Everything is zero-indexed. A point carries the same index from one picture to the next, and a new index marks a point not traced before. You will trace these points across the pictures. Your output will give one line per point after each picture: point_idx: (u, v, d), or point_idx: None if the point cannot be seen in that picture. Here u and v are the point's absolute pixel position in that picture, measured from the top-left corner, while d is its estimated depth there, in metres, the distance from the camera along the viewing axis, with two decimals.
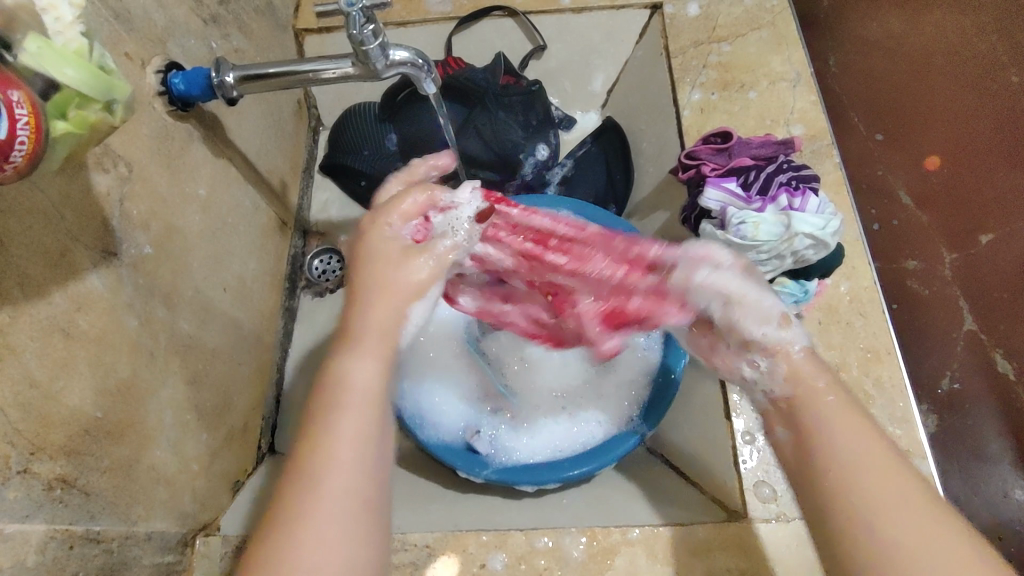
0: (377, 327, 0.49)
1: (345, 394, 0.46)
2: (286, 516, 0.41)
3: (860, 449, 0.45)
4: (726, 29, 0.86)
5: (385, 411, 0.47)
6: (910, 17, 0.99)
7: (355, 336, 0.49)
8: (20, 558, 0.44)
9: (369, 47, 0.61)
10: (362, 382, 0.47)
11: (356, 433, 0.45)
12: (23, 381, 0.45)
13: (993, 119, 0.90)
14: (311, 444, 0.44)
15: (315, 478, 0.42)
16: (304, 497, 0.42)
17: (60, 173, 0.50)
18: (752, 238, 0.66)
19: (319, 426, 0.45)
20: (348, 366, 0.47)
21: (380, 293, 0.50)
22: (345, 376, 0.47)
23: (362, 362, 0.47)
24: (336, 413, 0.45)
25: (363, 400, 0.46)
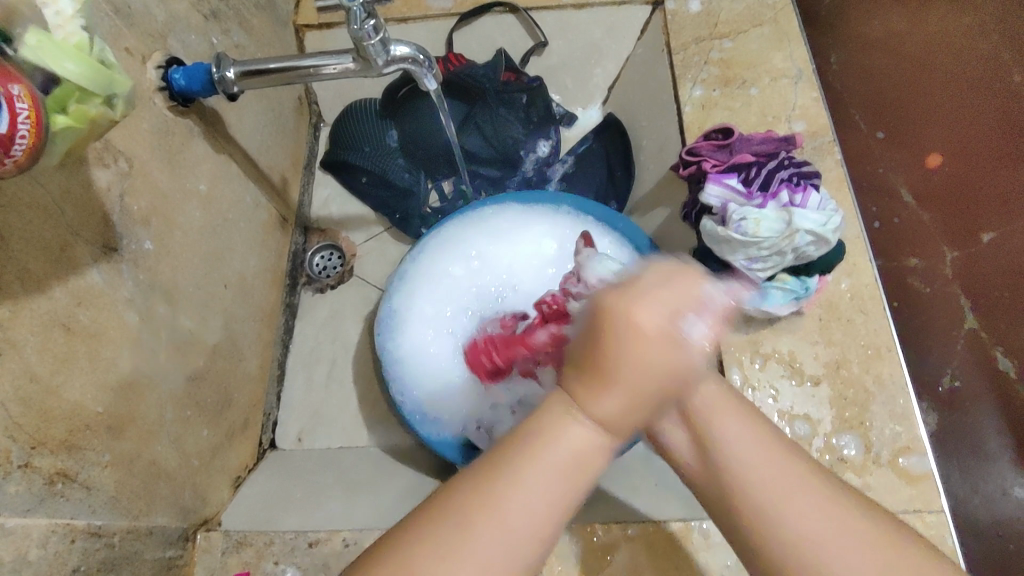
0: (614, 411, 0.37)
1: (548, 457, 0.38)
2: (439, 540, 0.37)
3: (760, 456, 0.41)
4: (728, 26, 0.85)
5: (587, 484, 0.39)
6: (912, 15, 0.97)
7: (605, 378, 0.37)
8: (21, 552, 0.44)
9: (370, 43, 0.61)
10: (574, 444, 0.38)
11: (558, 486, 0.38)
12: (23, 376, 0.45)
13: (993, 113, 0.89)
14: (503, 478, 0.38)
15: (501, 521, 0.37)
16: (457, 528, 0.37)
17: (60, 168, 0.50)
18: (753, 234, 0.66)
19: (511, 464, 0.38)
20: (568, 425, 0.38)
21: (636, 365, 0.36)
22: (565, 428, 0.38)
23: (582, 428, 0.38)
24: (533, 464, 0.38)
25: (569, 462, 0.38)
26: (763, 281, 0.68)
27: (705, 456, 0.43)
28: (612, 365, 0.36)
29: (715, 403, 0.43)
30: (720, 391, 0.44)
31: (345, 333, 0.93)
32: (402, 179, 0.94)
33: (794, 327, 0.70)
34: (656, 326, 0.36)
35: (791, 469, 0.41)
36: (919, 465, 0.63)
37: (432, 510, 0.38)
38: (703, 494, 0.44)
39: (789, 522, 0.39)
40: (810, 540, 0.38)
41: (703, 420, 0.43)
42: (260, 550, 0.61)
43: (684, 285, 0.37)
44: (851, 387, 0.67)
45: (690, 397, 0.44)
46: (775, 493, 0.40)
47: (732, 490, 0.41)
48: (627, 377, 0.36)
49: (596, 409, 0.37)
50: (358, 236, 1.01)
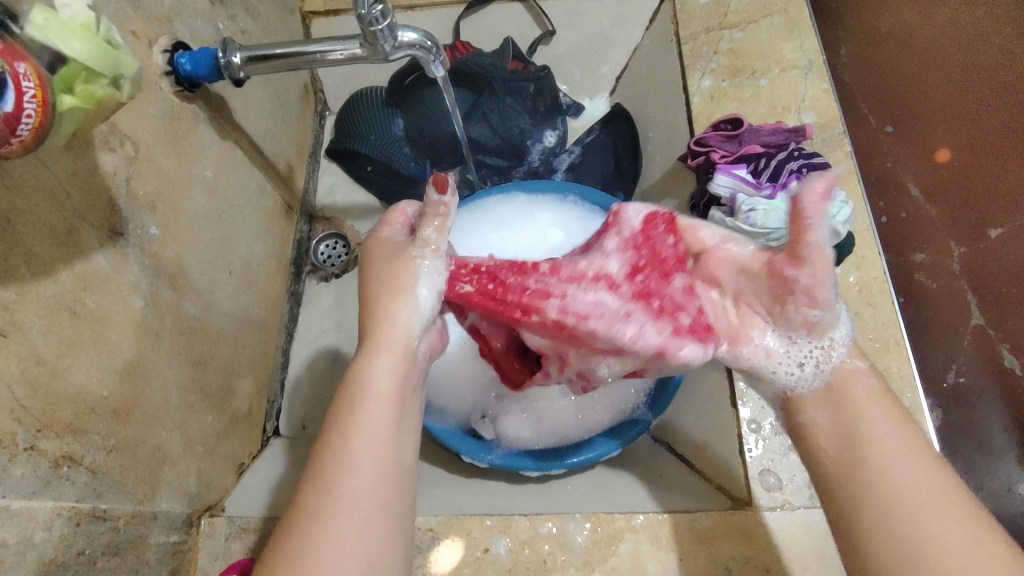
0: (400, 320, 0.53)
1: (371, 404, 0.49)
2: (301, 529, 0.43)
3: (905, 447, 0.47)
4: (738, 16, 0.84)
5: (402, 409, 0.50)
6: (924, 7, 0.98)
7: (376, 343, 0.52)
8: (27, 534, 0.44)
9: (377, 28, 0.60)
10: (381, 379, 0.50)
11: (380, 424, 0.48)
12: (29, 358, 0.45)
13: (1000, 108, 0.91)
14: (337, 442, 0.47)
15: (337, 484, 0.45)
16: (326, 495, 0.44)
17: (67, 151, 0.50)
18: (761, 225, 0.66)
19: (342, 425, 0.48)
20: (368, 368, 0.50)
21: (381, 303, 0.53)
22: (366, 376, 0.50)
23: (381, 358, 0.51)
24: (360, 410, 0.48)
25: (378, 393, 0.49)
26: None
27: (843, 434, 0.50)
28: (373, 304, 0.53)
29: (861, 400, 0.51)
30: (862, 390, 0.52)
31: (349, 321, 0.93)
32: (409, 168, 0.93)
33: None
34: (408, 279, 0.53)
35: (922, 459, 0.47)
36: None
37: (295, 519, 0.44)
38: (824, 466, 0.50)
39: (909, 490, 0.45)
40: (930, 511, 0.44)
41: (846, 403, 0.51)
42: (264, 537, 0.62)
43: (398, 265, 0.54)
44: None
45: (845, 385, 0.52)
46: (910, 472, 0.46)
47: (865, 464, 0.48)
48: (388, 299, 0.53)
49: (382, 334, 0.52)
50: (363, 225, 1.01)
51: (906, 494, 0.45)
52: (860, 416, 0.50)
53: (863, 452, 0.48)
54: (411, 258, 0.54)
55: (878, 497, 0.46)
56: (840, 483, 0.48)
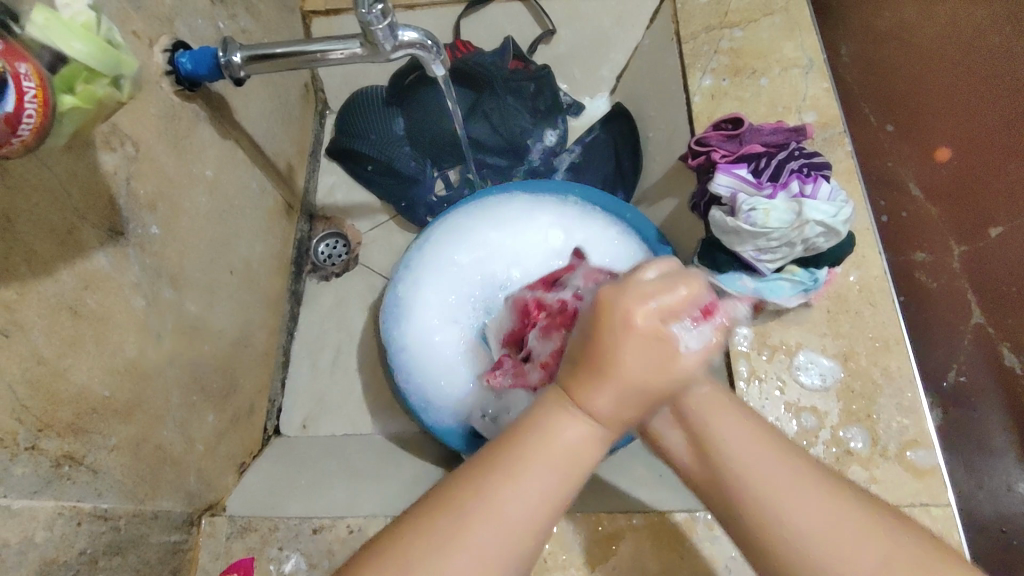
0: (590, 350, 0.44)
1: (546, 450, 0.38)
2: (428, 556, 0.35)
3: (752, 442, 0.42)
4: (738, 15, 0.84)
5: (582, 474, 0.39)
6: (924, 6, 0.96)
7: (564, 349, 0.45)
8: (29, 534, 0.44)
9: (377, 28, 0.60)
10: (572, 439, 0.38)
11: (552, 485, 0.38)
12: (31, 358, 0.45)
13: (994, 110, 0.87)
14: (495, 476, 0.37)
15: (492, 520, 0.36)
16: (472, 523, 0.36)
17: (68, 151, 0.50)
18: (763, 225, 0.65)
19: (522, 420, 0.40)
20: (566, 423, 0.38)
21: (623, 359, 0.37)
22: (560, 423, 0.38)
23: (567, 421, 0.38)
24: (529, 455, 0.38)
25: (561, 452, 0.38)
26: (771, 272, 0.69)
27: (696, 446, 0.43)
28: (600, 348, 0.37)
29: (707, 402, 0.43)
30: (717, 389, 0.44)
31: (349, 321, 0.93)
32: (409, 167, 0.93)
33: (801, 319, 0.70)
34: (589, 302, 0.48)
35: (776, 451, 0.41)
36: (926, 458, 0.63)
37: (421, 536, 0.36)
38: (698, 487, 0.43)
39: (767, 496, 0.39)
40: (791, 515, 0.39)
41: (694, 413, 0.43)
42: (266, 536, 0.62)
43: (631, 338, 0.37)
44: (858, 380, 0.66)
45: (695, 403, 0.43)
46: (767, 479, 0.40)
47: (725, 481, 0.41)
48: (627, 350, 0.37)
49: (569, 353, 0.44)
50: (364, 224, 1.01)
51: (769, 507, 0.39)
52: (707, 422, 0.43)
53: (716, 464, 0.42)
54: (677, 324, 0.38)
55: (754, 518, 0.40)
56: (715, 508, 0.42)
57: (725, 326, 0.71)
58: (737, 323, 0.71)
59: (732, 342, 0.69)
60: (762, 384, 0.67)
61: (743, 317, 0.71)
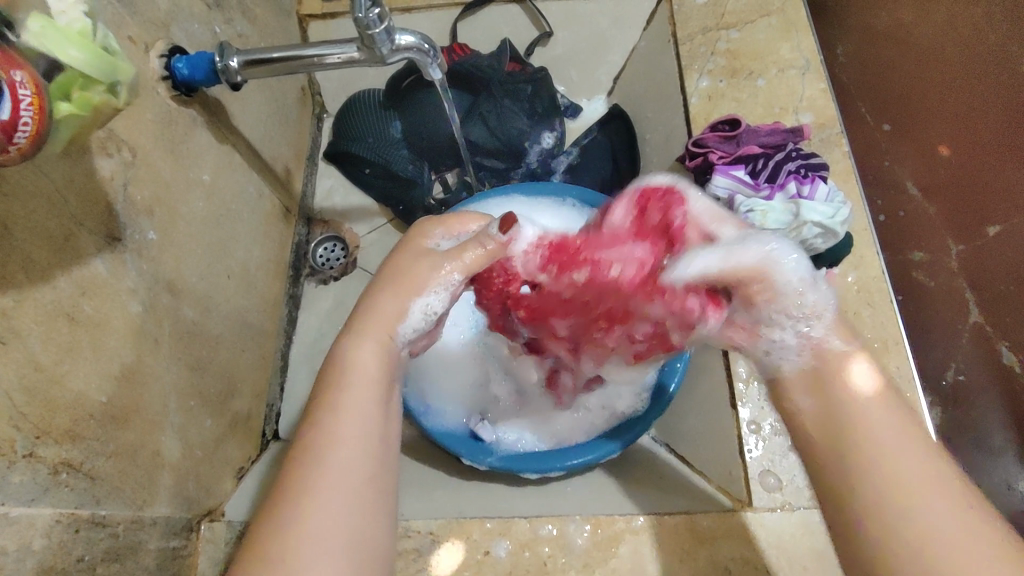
0: (393, 308, 0.50)
1: (350, 374, 0.46)
2: (282, 519, 0.39)
3: (894, 418, 0.44)
4: (735, 16, 0.84)
5: (389, 389, 0.47)
6: (919, 9, 0.97)
7: (366, 324, 0.49)
8: (27, 541, 0.44)
9: (374, 31, 0.60)
10: (368, 356, 0.47)
11: (362, 405, 0.44)
12: (27, 365, 0.45)
13: (999, 106, 0.88)
14: (312, 423, 0.43)
15: (321, 462, 0.41)
16: (307, 472, 0.41)
17: (64, 157, 0.50)
18: (761, 225, 0.67)
19: (323, 406, 0.44)
20: (352, 348, 0.47)
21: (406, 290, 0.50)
22: (352, 352, 0.47)
23: (367, 341, 0.47)
24: (342, 389, 0.45)
25: (362, 371, 0.46)
26: None
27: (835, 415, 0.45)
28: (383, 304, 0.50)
29: (846, 377, 0.47)
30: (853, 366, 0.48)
31: (347, 324, 0.93)
32: (407, 171, 0.93)
33: None
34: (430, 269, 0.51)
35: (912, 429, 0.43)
36: None
37: (268, 517, 0.40)
38: (816, 441, 0.45)
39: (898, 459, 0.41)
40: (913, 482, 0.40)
41: (831, 381, 0.47)
42: None
43: (418, 265, 0.51)
44: None
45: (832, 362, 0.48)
46: (906, 449, 0.42)
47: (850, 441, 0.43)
48: (398, 295, 0.50)
49: (373, 326, 0.48)
50: (361, 227, 1.00)
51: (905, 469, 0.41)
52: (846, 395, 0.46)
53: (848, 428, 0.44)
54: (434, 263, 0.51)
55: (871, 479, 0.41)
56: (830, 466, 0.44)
57: None
58: None
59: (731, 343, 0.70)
60: (760, 385, 0.68)
61: None
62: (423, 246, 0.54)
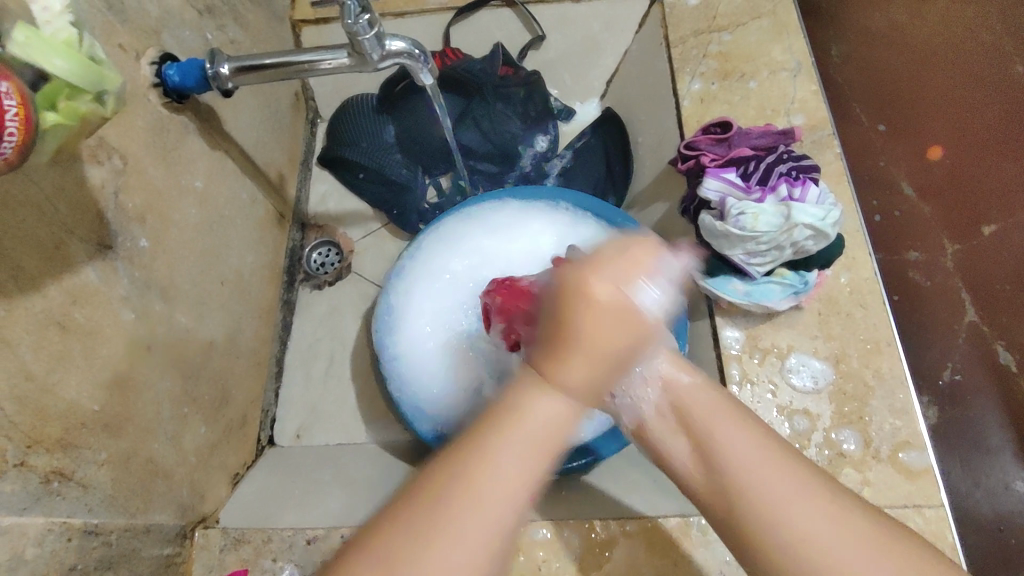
0: (582, 378, 0.40)
1: (523, 424, 0.39)
2: (420, 540, 0.37)
3: (750, 452, 0.43)
4: (726, 19, 0.85)
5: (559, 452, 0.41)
6: (912, 8, 0.98)
7: (563, 358, 0.40)
8: (18, 550, 0.44)
9: (364, 37, 0.60)
10: (546, 414, 0.40)
11: (530, 462, 0.39)
12: (17, 374, 0.45)
13: (994, 104, 0.90)
14: (476, 446, 0.39)
15: (481, 495, 0.38)
16: (464, 501, 0.38)
17: (54, 165, 0.50)
18: (752, 229, 0.66)
19: (488, 433, 0.40)
20: (535, 399, 0.40)
21: (589, 333, 0.40)
22: (533, 400, 0.40)
23: (549, 399, 0.40)
24: (512, 433, 0.39)
25: (536, 426, 0.39)
26: (761, 276, 0.69)
27: (707, 465, 0.45)
28: (572, 332, 0.40)
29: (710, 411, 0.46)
30: (713, 395, 0.47)
31: (342, 329, 0.93)
32: (401, 175, 0.94)
33: (792, 322, 0.70)
34: (612, 331, 0.40)
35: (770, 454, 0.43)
36: (919, 459, 0.63)
37: (414, 527, 0.37)
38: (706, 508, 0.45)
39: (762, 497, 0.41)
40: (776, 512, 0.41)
41: (697, 424, 0.46)
42: (259, 548, 0.62)
43: (592, 314, 0.40)
44: (850, 382, 0.67)
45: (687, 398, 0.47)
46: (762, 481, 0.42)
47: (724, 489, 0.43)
48: (583, 344, 0.40)
49: (565, 377, 0.40)
50: (356, 232, 1.01)
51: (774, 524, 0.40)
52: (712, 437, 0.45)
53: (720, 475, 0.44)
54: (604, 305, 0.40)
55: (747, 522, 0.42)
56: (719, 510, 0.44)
57: (717, 331, 0.71)
58: (729, 327, 0.71)
59: (724, 345, 0.69)
60: (754, 387, 0.67)
61: (734, 321, 0.71)
62: (632, 305, 0.41)
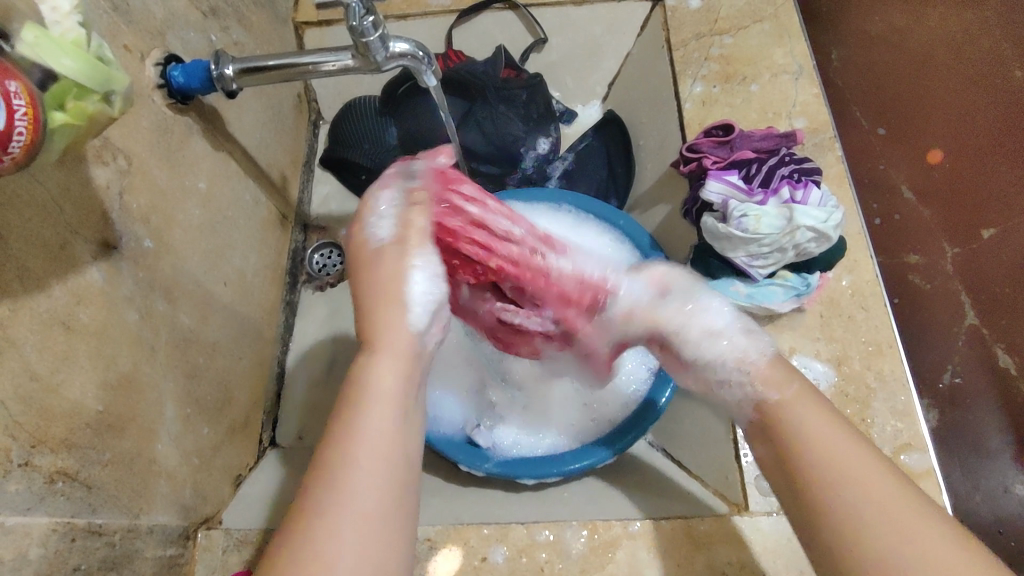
0: (396, 334, 0.50)
1: (372, 394, 0.46)
2: (310, 523, 0.40)
3: (839, 446, 0.46)
4: (728, 22, 0.85)
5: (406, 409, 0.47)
6: (911, 12, 0.98)
7: (375, 339, 0.50)
8: (22, 551, 0.44)
9: (369, 39, 0.60)
10: (382, 379, 0.47)
11: (385, 424, 0.45)
12: (23, 374, 0.45)
13: (994, 111, 0.91)
14: (338, 439, 0.44)
15: (347, 468, 0.42)
16: (340, 471, 0.42)
17: (59, 166, 0.50)
18: (754, 231, 0.66)
19: (343, 422, 0.45)
20: (371, 367, 0.48)
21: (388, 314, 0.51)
22: (370, 374, 0.48)
23: (382, 362, 0.48)
24: (363, 409, 0.45)
25: (381, 396, 0.46)
26: (763, 278, 0.69)
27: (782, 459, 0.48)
28: (369, 295, 0.52)
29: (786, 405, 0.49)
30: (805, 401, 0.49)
31: (344, 331, 0.93)
32: None
33: (794, 324, 0.70)
34: (398, 278, 0.53)
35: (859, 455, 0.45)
36: (921, 461, 0.63)
37: (298, 512, 0.41)
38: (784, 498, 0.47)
39: (839, 479, 0.44)
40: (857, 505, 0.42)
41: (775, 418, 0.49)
42: (261, 549, 0.62)
43: (387, 266, 0.53)
44: (852, 384, 0.67)
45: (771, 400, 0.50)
46: (847, 474, 0.44)
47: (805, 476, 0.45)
48: (380, 302, 0.52)
49: (384, 342, 0.49)
50: None
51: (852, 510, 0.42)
52: (795, 426, 0.48)
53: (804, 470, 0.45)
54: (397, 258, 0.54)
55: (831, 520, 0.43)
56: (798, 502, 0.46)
57: None
58: None
59: None
60: None
61: None
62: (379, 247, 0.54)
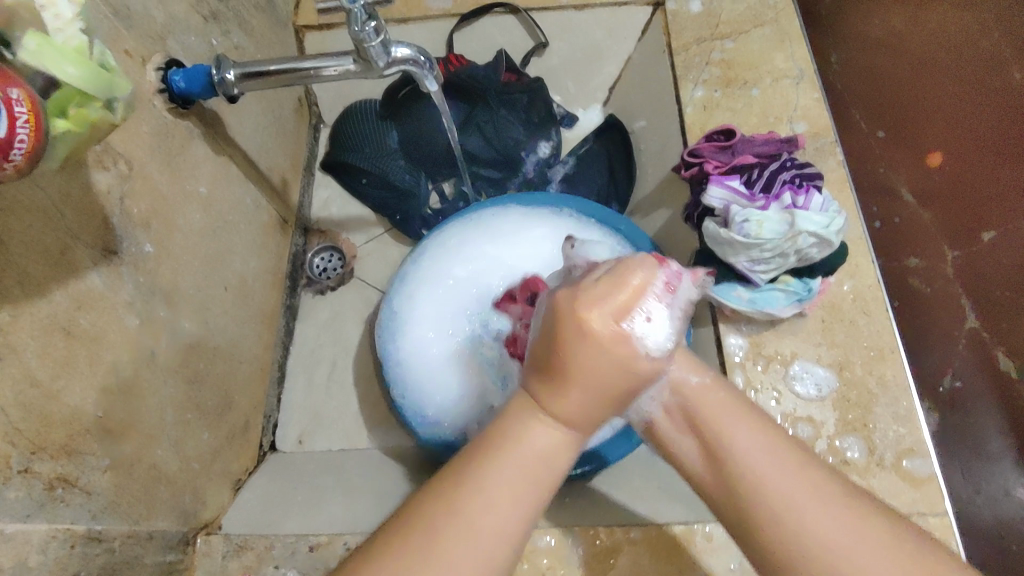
0: (580, 408, 0.39)
1: (521, 449, 0.39)
2: (419, 552, 0.37)
3: (763, 449, 0.44)
4: (729, 26, 0.85)
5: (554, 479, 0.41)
6: (912, 14, 0.97)
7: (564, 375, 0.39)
8: (22, 557, 0.44)
9: (371, 44, 0.60)
10: (541, 444, 0.40)
11: (522, 491, 0.39)
12: (23, 381, 0.45)
13: (997, 112, 0.89)
14: (471, 494, 0.38)
15: (472, 522, 0.38)
16: (459, 518, 0.38)
17: (59, 171, 0.49)
18: (755, 236, 0.66)
19: (484, 457, 0.40)
20: (535, 423, 0.40)
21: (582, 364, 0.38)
22: (530, 429, 0.40)
23: (541, 430, 0.40)
24: (506, 456, 0.39)
25: (531, 460, 0.39)
26: (765, 283, 0.69)
27: (710, 459, 0.46)
28: (573, 362, 0.39)
29: (715, 411, 0.46)
30: (722, 395, 0.47)
31: (345, 335, 0.93)
32: (404, 181, 0.94)
33: (796, 329, 0.70)
34: (619, 369, 0.39)
35: (791, 461, 0.43)
36: (924, 466, 0.63)
37: (408, 524, 0.38)
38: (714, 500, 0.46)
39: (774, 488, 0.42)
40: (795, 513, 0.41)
41: (708, 425, 0.46)
42: (261, 555, 0.61)
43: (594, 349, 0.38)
44: (853, 390, 0.67)
45: (697, 397, 0.47)
46: (776, 481, 0.42)
47: (738, 482, 0.44)
48: (589, 380, 0.39)
49: (562, 407, 0.39)
50: (358, 237, 1.01)
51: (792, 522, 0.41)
52: (722, 432, 0.46)
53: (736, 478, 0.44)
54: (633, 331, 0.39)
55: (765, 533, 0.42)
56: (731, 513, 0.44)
57: (721, 339, 0.71)
58: (733, 334, 0.71)
59: (727, 352, 0.70)
60: (758, 394, 0.68)
61: (739, 328, 0.71)
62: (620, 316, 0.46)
